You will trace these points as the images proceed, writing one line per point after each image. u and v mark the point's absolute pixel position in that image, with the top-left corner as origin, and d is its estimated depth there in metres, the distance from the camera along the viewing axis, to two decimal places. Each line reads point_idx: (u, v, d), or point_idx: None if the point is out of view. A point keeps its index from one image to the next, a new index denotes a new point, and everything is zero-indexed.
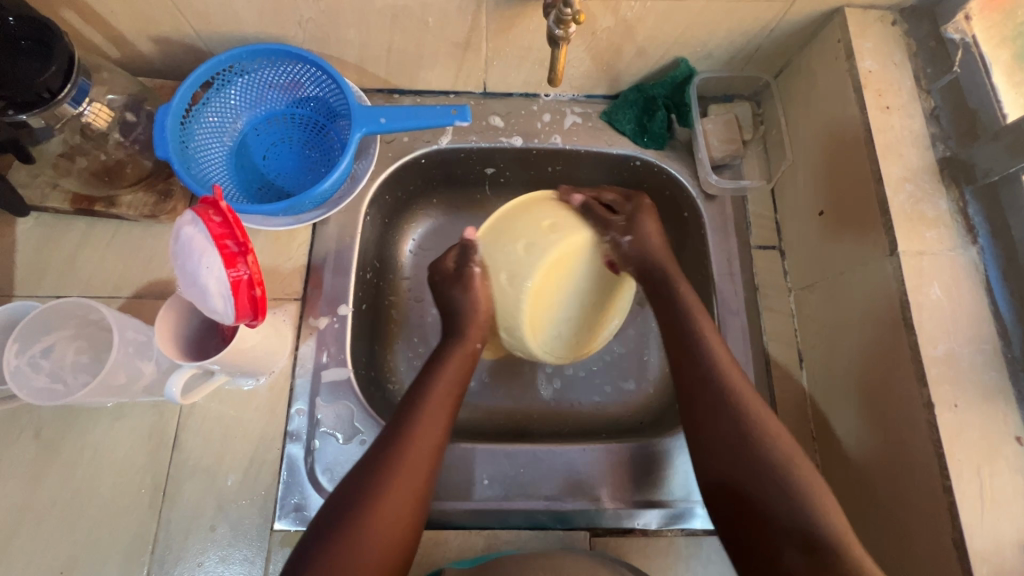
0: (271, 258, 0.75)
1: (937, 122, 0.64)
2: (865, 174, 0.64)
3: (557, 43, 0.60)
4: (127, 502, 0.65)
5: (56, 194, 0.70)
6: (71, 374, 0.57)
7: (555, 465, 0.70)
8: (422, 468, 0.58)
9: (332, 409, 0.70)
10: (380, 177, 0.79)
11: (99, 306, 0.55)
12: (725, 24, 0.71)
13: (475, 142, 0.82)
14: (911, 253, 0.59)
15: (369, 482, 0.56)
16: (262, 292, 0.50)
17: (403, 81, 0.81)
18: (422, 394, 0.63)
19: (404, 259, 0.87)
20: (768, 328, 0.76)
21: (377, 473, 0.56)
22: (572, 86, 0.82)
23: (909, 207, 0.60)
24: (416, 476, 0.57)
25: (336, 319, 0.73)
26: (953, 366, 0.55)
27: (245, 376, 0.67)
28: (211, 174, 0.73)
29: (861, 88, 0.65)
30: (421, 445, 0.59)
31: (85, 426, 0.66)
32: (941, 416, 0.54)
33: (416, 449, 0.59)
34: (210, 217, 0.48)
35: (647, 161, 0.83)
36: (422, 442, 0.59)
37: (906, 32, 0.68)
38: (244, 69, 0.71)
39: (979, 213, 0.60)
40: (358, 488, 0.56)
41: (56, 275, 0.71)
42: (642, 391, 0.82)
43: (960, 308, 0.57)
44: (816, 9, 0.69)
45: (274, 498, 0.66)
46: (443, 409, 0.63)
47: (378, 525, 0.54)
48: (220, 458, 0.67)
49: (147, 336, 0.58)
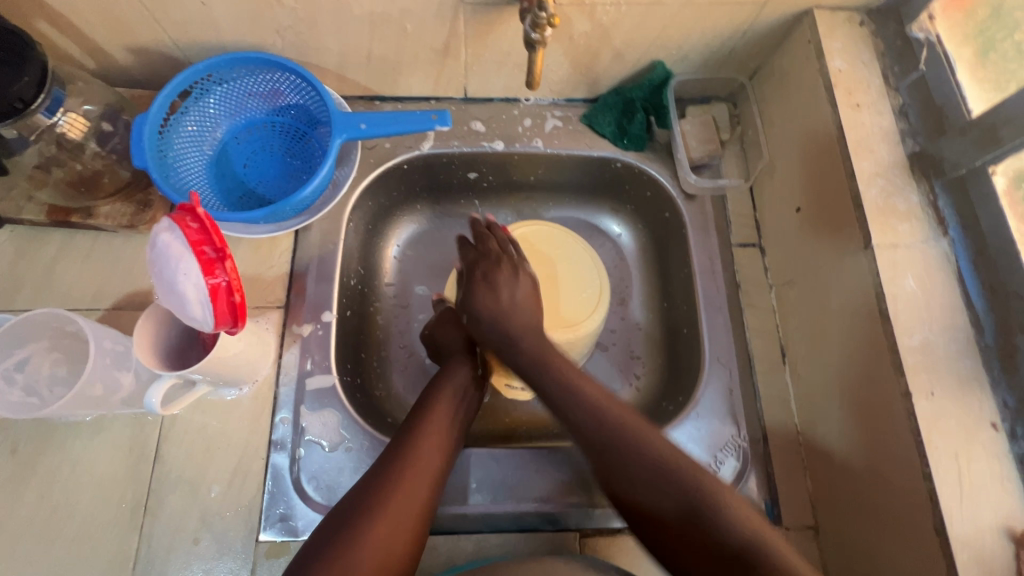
0: (254, 266, 0.75)
1: (905, 118, 0.66)
2: (839, 169, 0.65)
3: (533, 47, 0.61)
4: (107, 518, 0.63)
5: (31, 206, 0.69)
6: (48, 387, 0.56)
7: (545, 467, 0.70)
8: (426, 486, 0.59)
9: (317, 417, 0.69)
10: (363, 184, 0.79)
11: (72, 317, 0.53)
12: (698, 27, 0.72)
13: (456, 147, 0.82)
14: (885, 245, 0.60)
15: (378, 494, 0.56)
16: (242, 298, 0.49)
17: (383, 88, 0.81)
18: (427, 413, 0.65)
19: (390, 265, 0.87)
20: (750, 324, 0.77)
21: (381, 492, 0.56)
22: (552, 91, 0.83)
23: (881, 201, 0.62)
24: (422, 492, 0.58)
25: (320, 326, 0.73)
26: (928, 355, 0.56)
27: (226, 385, 0.67)
28: (190, 184, 0.72)
29: (832, 87, 0.67)
30: (428, 462, 0.61)
31: (64, 441, 0.65)
32: (918, 404, 0.55)
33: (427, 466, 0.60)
34: (187, 224, 0.47)
35: (628, 163, 0.84)
36: (431, 458, 0.61)
37: (873, 32, 0.70)
38: (223, 78, 0.71)
39: (948, 205, 0.61)
40: (366, 499, 0.56)
41: (33, 286, 0.70)
42: (629, 391, 0.83)
43: (933, 298, 0.58)
44: (786, 12, 0.70)
45: (259, 509, 0.65)
46: (448, 429, 0.64)
47: (379, 542, 0.53)
48: (203, 470, 0.66)
49: (125, 346, 0.57)
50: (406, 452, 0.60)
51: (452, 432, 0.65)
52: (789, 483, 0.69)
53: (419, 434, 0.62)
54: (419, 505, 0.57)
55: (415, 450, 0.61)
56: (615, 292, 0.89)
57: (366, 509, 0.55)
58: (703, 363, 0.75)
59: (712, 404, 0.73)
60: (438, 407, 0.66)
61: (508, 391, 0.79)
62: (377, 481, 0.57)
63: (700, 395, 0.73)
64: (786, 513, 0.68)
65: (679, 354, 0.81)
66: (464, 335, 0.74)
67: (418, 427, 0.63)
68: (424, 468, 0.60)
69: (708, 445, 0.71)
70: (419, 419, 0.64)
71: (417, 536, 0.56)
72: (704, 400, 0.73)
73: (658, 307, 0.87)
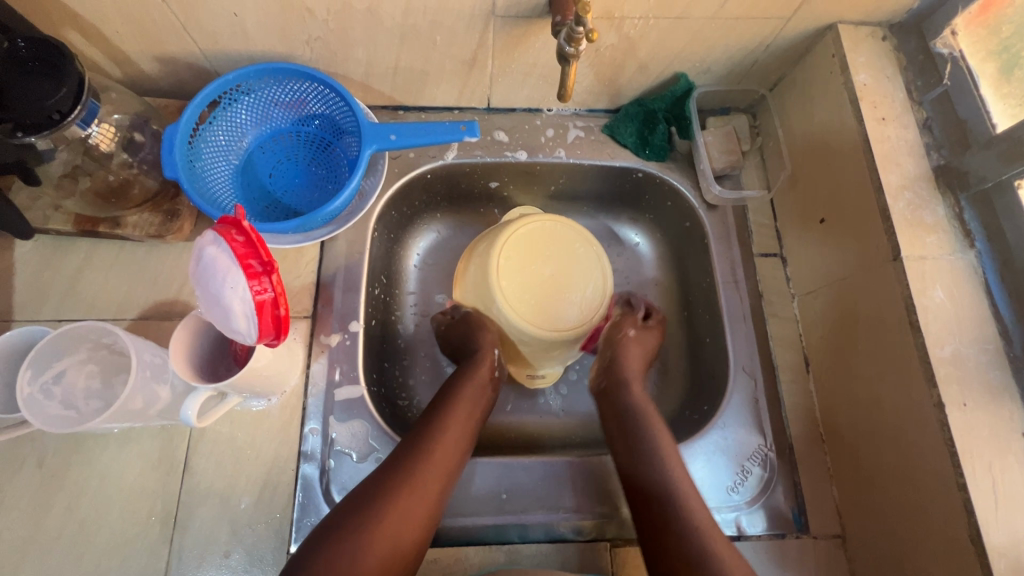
0: (280, 276, 0.75)
1: (929, 132, 0.67)
2: (865, 181, 0.66)
3: (567, 60, 0.62)
4: (137, 530, 0.63)
5: (59, 215, 0.69)
6: (84, 400, 0.55)
7: (574, 477, 0.70)
8: (438, 483, 0.59)
9: (346, 427, 0.69)
10: (387, 193, 0.80)
11: (114, 330, 0.53)
12: (723, 41, 0.73)
13: (480, 157, 0.83)
14: (914, 257, 0.61)
15: (387, 489, 0.57)
16: (285, 311, 0.49)
17: (408, 98, 0.82)
18: (443, 411, 0.65)
19: (411, 274, 0.87)
20: (774, 334, 0.77)
21: (396, 484, 0.57)
22: (574, 102, 0.84)
23: (909, 213, 0.63)
24: (434, 486, 0.59)
25: (347, 336, 0.73)
26: (959, 367, 0.57)
27: (256, 396, 0.66)
28: (218, 194, 0.72)
29: (857, 101, 0.68)
30: (440, 461, 0.61)
31: (92, 453, 0.64)
32: (950, 415, 0.55)
33: (438, 463, 0.61)
34: (233, 237, 0.47)
35: (649, 174, 0.84)
36: (443, 457, 0.61)
37: (895, 47, 0.71)
38: (251, 88, 0.71)
39: (974, 218, 0.63)
40: (377, 495, 0.56)
41: (60, 296, 0.70)
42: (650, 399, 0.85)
43: (961, 309, 0.59)
44: (810, 26, 0.71)
45: (290, 521, 0.65)
46: (462, 430, 0.65)
47: (390, 533, 0.54)
48: (232, 481, 0.65)
49: (163, 358, 0.57)
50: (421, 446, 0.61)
51: (468, 430, 0.66)
52: (816, 492, 0.70)
53: (436, 429, 0.63)
54: (426, 504, 0.58)
55: (431, 444, 0.62)
56: None
57: (381, 501, 0.56)
58: (729, 372, 0.75)
59: (738, 413, 0.73)
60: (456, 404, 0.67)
61: (529, 381, 0.81)
62: (391, 473, 0.58)
63: (726, 404, 0.73)
64: (814, 522, 0.69)
65: (702, 363, 0.82)
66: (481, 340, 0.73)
67: (435, 422, 0.64)
68: (435, 465, 0.60)
69: (736, 454, 0.71)
70: (436, 414, 0.65)
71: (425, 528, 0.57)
72: (730, 409, 0.73)
73: (679, 316, 0.87)
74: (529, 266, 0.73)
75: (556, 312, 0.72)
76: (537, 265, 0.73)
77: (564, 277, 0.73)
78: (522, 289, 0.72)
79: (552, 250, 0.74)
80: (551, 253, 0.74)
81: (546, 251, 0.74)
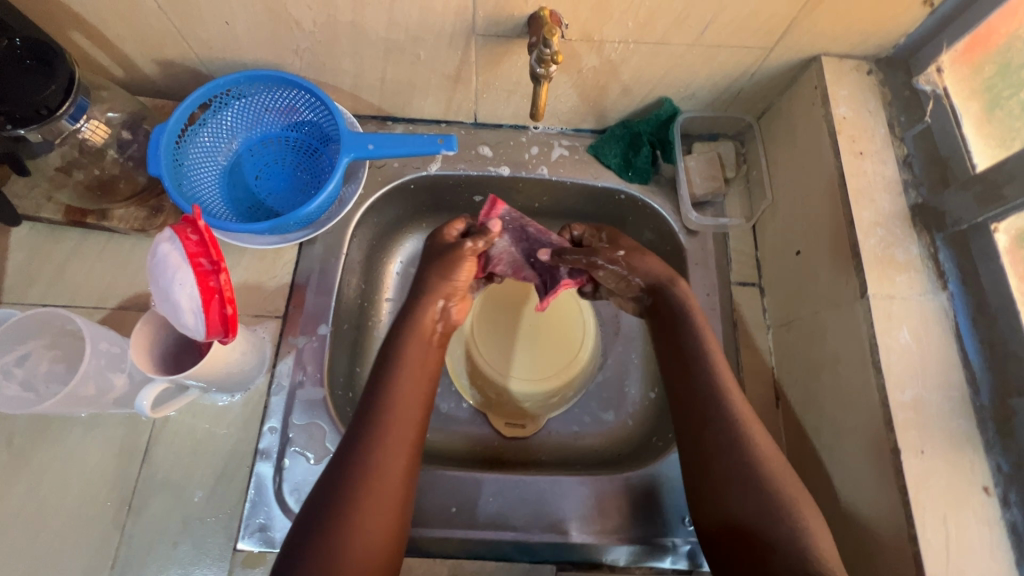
0: (255, 275, 0.76)
1: (910, 169, 0.65)
2: (839, 216, 0.65)
3: (539, 81, 0.63)
4: (91, 514, 0.64)
5: (50, 205, 0.72)
6: (44, 384, 0.58)
7: (526, 495, 0.69)
8: (400, 464, 0.59)
9: (305, 428, 0.70)
10: (368, 201, 0.81)
11: (73, 317, 0.55)
12: (706, 68, 0.73)
13: (463, 170, 0.84)
14: (881, 296, 0.59)
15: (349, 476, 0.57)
16: (234, 310, 0.50)
17: (395, 109, 0.84)
18: (383, 390, 0.63)
19: (391, 280, 0.89)
20: (745, 365, 0.76)
21: (352, 504, 0.56)
22: (560, 120, 0.85)
23: (880, 250, 0.61)
24: (391, 495, 0.58)
25: (315, 338, 0.74)
26: (920, 412, 0.55)
27: (219, 391, 0.68)
28: (202, 193, 0.75)
29: (836, 134, 0.67)
30: (393, 441, 0.60)
31: (57, 436, 0.66)
32: (907, 462, 0.53)
33: (392, 444, 0.59)
34: (188, 235, 0.49)
35: (632, 196, 0.84)
36: (395, 437, 0.60)
37: (881, 81, 0.70)
38: (241, 93, 0.74)
39: (949, 259, 0.61)
40: (342, 480, 0.57)
41: (46, 282, 0.73)
42: (620, 421, 0.84)
43: (928, 352, 0.57)
44: (794, 57, 0.71)
45: (239, 517, 0.66)
46: (410, 409, 0.62)
47: (357, 554, 0.54)
48: (189, 473, 0.67)
49: (121, 348, 0.58)
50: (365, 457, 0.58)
51: (415, 432, 0.62)
52: None
53: (378, 434, 0.59)
54: (395, 486, 0.58)
55: (377, 452, 0.58)
56: (611, 322, 0.90)
57: (335, 519, 0.55)
58: None
59: None
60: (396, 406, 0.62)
61: (508, 429, 0.82)
62: (339, 488, 0.56)
63: None
64: None
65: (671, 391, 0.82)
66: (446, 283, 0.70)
67: (377, 428, 0.60)
68: (391, 447, 0.59)
69: None
70: (376, 417, 0.61)
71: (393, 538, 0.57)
72: None
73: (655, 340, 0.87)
74: (512, 314, 0.86)
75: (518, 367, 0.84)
76: (523, 325, 0.85)
77: (539, 334, 0.85)
78: (509, 348, 0.85)
79: (538, 304, 0.86)
80: (542, 315, 0.86)
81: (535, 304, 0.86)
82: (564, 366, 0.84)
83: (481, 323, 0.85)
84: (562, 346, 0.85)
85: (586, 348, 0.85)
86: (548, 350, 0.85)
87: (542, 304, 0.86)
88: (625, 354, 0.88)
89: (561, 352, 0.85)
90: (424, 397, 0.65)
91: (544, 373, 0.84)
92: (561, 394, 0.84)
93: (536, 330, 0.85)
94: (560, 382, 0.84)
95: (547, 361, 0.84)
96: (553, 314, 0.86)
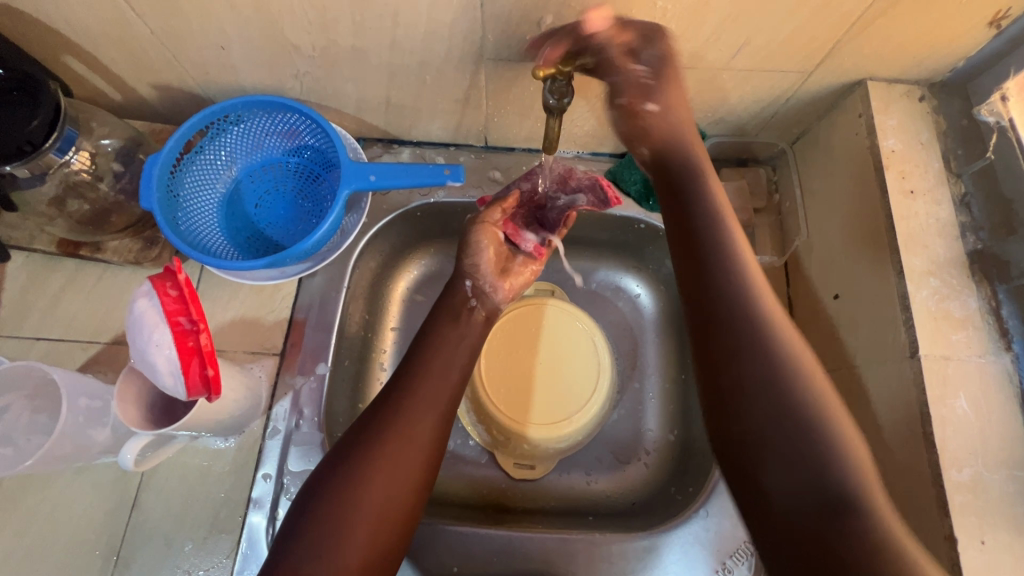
0: (253, 309, 0.73)
1: (967, 210, 0.59)
2: (885, 262, 0.58)
3: (553, 112, 0.59)
4: (79, 565, 0.62)
5: (44, 236, 0.70)
6: (25, 437, 0.55)
7: (533, 555, 0.65)
8: (432, 415, 0.58)
9: (300, 475, 0.66)
10: (372, 230, 0.77)
11: (50, 370, 0.52)
12: (736, 92, 0.66)
13: (472, 196, 0.79)
14: (935, 357, 0.53)
15: (378, 424, 0.56)
16: (216, 370, 0.46)
17: (402, 132, 0.79)
18: (428, 343, 0.63)
19: (396, 310, 0.84)
20: None
21: (377, 453, 0.54)
22: (577, 144, 0.79)
23: (933, 304, 0.55)
24: (421, 447, 0.56)
25: (313, 378, 0.70)
26: (979, 494, 0.49)
27: (212, 436, 0.65)
28: (198, 223, 0.72)
29: (883, 169, 0.60)
30: (428, 393, 0.59)
31: (47, 479, 0.64)
32: (964, 553, 0.47)
33: (428, 395, 0.58)
34: (165, 291, 0.45)
35: (653, 225, 0.78)
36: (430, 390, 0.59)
37: (934, 108, 0.63)
38: (240, 118, 0.70)
39: (1013, 315, 0.54)
40: (371, 426, 0.56)
41: (40, 314, 0.70)
42: (636, 467, 0.79)
43: (988, 424, 0.51)
44: (837, 80, 0.64)
45: (231, 570, 0.62)
46: (449, 362, 0.62)
47: (377, 503, 0.52)
48: (179, 522, 0.64)
49: (104, 401, 0.55)
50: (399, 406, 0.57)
51: (451, 389, 0.60)
52: None
53: (413, 385, 0.59)
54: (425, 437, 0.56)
55: (409, 401, 0.57)
56: (629, 357, 0.84)
57: (362, 460, 0.53)
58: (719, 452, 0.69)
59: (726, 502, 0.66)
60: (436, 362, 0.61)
61: (517, 471, 0.78)
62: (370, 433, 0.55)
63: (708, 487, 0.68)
64: None
65: (694, 438, 0.76)
66: (470, 263, 0.68)
67: (414, 379, 0.59)
68: (425, 400, 0.58)
69: (718, 549, 0.65)
70: (416, 371, 0.60)
71: (419, 489, 0.55)
72: (716, 496, 0.67)
73: (675, 379, 0.82)
74: (524, 346, 0.80)
75: (530, 407, 0.77)
76: (536, 357, 0.79)
77: (552, 370, 0.79)
78: (520, 380, 0.78)
79: (550, 337, 0.80)
80: (555, 348, 0.80)
81: (548, 335, 0.80)
82: (582, 404, 0.78)
83: (490, 359, 0.79)
84: (580, 383, 0.78)
85: (602, 389, 0.79)
86: (562, 388, 0.78)
87: (556, 336, 0.80)
88: (642, 393, 0.82)
89: (577, 391, 0.78)
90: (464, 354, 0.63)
91: (558, 414, 0.77)
92: (574, 437, 0.77)
93: (549, 364, 0.79)
94: (573, 424, 0.77)
95: (562, 399, 0.78)
96: (569, 348, 0.80)
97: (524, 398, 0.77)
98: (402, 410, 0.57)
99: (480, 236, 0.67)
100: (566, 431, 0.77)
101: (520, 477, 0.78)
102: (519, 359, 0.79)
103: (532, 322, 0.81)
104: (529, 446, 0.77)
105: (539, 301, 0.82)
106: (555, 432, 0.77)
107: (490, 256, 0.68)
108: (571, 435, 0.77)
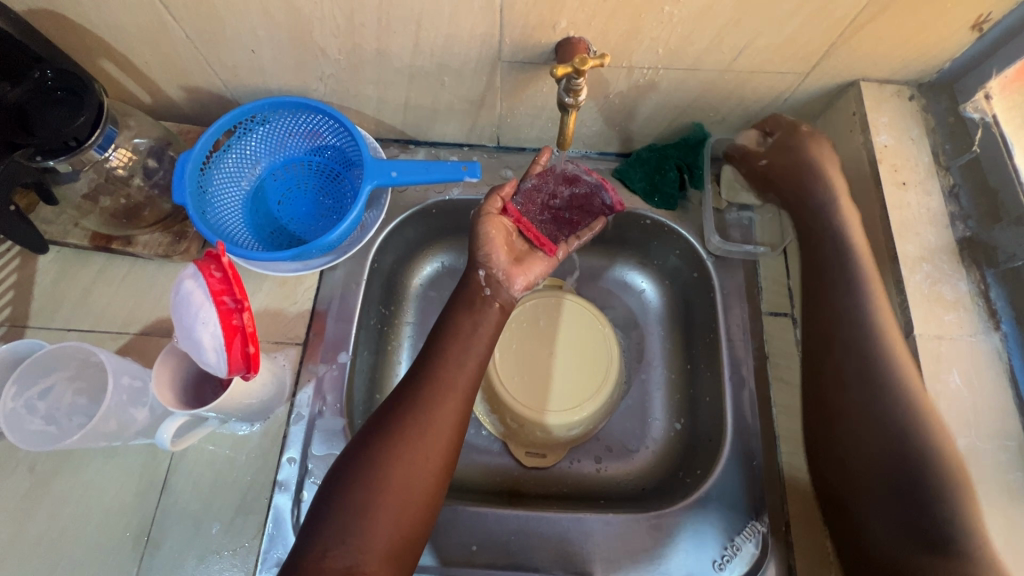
0: (277, 301, 0.76)
1: (956, 200, 0.63)
2: (880, 250, 0.62)
3: (566, 110, 0.63)
4: (112, 546, 0.64)
5: (77, 231, 0.73)
6: (66, 417, 0.59)
7: (548, 534, 0.68)
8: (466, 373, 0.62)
9: (324, 459, 0.68)
10: (389, 226, 0.80)
11: (96, 352, 0.57)
12: (739, 92, 0.70)
13: (486, 193, 0.82)
14: (929, 336, 0.56)
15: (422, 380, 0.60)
16: (256, 349, 0.50)
17: (418, 133, 0.83)
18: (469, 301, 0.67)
19: (411, 304, 0.87)
20: (778, 400, 0.73)
21: (416, 403, 0.58)
22: (585, 144, 0.82)
23: (926, 288, 0.58)
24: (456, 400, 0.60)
25: (335, 367, 0.73)
26: (973, 463, 0.52)
27: (239, 421, 0.67)
28: (224, 218, 0.75)
29: (876, 163, 0.64)
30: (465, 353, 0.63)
31: (80, 463, 0.66)
32: (960, 518, 0.51)
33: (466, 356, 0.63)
34: (211, 273, 0.49)
35: (657, 221, 0.81)
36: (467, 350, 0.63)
37: (923, 107, 0.67)
38: (266, 119, 0.74)
39: (1001, 297, 0.58)
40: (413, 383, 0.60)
41: (71, 306, 0.73)
42: (644, 454, 0.81)
43: (980, 398, 0.54)
44: (831, 81, 0.68)
45: (257, 551, 0.64)
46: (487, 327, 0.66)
47: (414, 446, 0.56)
48: (208, 505, 0.66)
49: (143, 382, 0.59)
50: (437, 362, 0.62)
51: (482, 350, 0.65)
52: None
53: (450, 346, 0.63)
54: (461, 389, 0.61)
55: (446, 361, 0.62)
56: (636, 349, 0.87)
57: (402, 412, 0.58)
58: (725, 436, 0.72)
59: (733, 482, 0.69)
60: (455, 362, 0.62)
61: (529, 459, 0.80)
62: (392, 429, 0.57)
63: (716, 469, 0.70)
64: None
65: (699, 424, 0.79)
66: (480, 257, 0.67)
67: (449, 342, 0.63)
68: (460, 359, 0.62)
69: (726, 529, 0.67)
70: (435, 371, 0.61)
71: (434, 487, 0.56)
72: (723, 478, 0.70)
73: (681, 369, 0.85)
74: (535, 338, 0.82)
75: (540, 396, 0.79)
76: (546, 349, 0.82)
77: (562, 360, 0.81)
78: (530, 371, 0.80)
79: (561, 330, 0.83)
80: (565, 340, 0.82)
81: (559, 327, 0.83)
82: (592, 393, 0.80)
83: (504, 350, 0.81)
84: (589, 372, 0.81)
85: (611, 379, 0.81)
86: (571, 377, 0.81)
87: (567, 328, 0.83)
88: (649, 383, 0.85)
89: (587, 379, 0.81)
90: (481, 354, 0.64)
91: (568, 403, 0.79)
92: (584, 424, 0.80)
93: (559, 355, 0.82)
94: (584, 412, 0.79)
95: (573, 389, 0.80)
96: (579, 340, 0.83)
97: (535, 388, 0.80)
98: (418, 410, 0.58)
99: (486, 229, 0.66)
100: (575, 419, 0.79)
101: (534, 463, 0.80)
102: (529, 351, 0.81)
103: (543, 315, 0.84)
104: (540, 435, 0.80)
105: (551, 294, 0.85)
106: (565, 419, 0.79)
107: (504, 246, 0.67)
108: (583, 422, 0.80)
